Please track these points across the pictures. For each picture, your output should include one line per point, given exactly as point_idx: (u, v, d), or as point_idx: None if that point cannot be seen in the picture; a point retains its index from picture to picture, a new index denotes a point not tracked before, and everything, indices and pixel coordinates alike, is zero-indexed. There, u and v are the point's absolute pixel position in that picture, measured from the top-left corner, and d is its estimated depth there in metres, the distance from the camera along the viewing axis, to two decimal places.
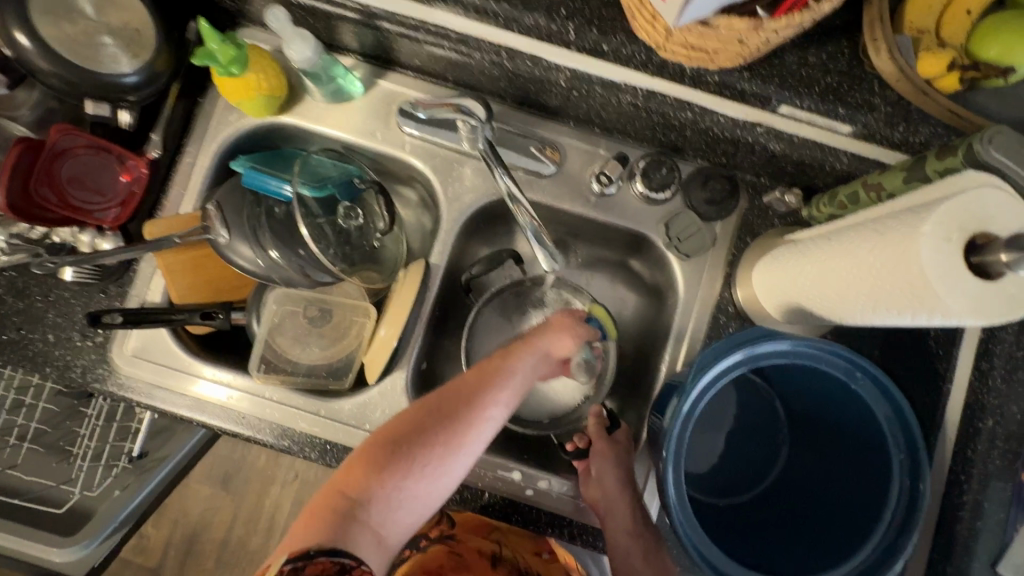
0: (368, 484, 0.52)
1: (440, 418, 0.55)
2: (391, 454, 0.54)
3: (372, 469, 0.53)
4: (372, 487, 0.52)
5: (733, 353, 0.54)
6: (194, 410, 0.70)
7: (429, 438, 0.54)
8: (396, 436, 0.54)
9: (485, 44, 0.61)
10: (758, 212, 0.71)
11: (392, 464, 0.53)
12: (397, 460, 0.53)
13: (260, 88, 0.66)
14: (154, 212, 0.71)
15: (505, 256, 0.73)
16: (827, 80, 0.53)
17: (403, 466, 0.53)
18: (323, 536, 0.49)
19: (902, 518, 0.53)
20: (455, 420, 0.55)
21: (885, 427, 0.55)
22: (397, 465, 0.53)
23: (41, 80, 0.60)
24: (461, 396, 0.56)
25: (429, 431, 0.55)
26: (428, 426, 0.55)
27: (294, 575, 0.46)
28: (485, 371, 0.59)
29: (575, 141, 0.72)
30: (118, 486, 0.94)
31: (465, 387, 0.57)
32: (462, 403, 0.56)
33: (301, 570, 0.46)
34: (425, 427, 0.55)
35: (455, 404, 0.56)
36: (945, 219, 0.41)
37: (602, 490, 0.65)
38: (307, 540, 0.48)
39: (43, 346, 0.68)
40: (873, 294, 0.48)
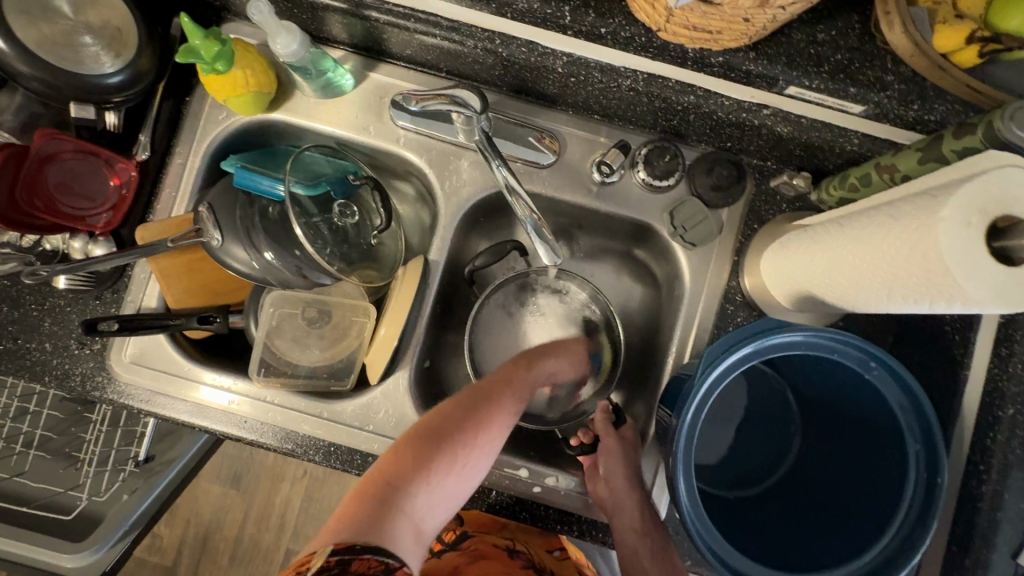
0: (412, 468, 0.47)
1: (479, 408, 0.53)
2: (432, 440, 0.49)
3: (412, 457, 0.48)
4: (415, 474, 0.47)
5: (743, 347, 0.52)
6: (197, 415, 0.69)
7: (469, 429, 0.51)
8: (436, 423, 0.50)
9: (477, 31, 0.59)
10: (766, 197, 0.69)
11: (433, 451, 0.48)
12: (440, 446, 0.49)
13: (247, 85, 0.64)
14: (146, 215, 0.69)
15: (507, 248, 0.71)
16: (838, 57, 0.51)
17: (443, 454, 0.48)
18: (365, 526, 0.43)
19: (918, 512, 0.52)
20: (488, 408, 0.54)
21: (900, 417, 0.53)
22: (439, 452, 0.48)
23: (22, 84, 0.59)
24: (494, 391, 0.55)
25: (468, 418, 0.51)
26: (468, 413, 0.52)
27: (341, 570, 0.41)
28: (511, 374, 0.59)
29: (575, 129, 0.70)
30: (126, 490, 0.94)
31: (497, 384, 0.56)
32: (493, 396, 0.54)
33: (346, 565, 0.41)
34: (467, 414, 0.52)
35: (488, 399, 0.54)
36: (967, 202, 0.39)
37: (609, 487, 0.64)
38: (349, 532, 0.43)
39: (41, 356, 0.67)
40: (888, 282, 0.46)
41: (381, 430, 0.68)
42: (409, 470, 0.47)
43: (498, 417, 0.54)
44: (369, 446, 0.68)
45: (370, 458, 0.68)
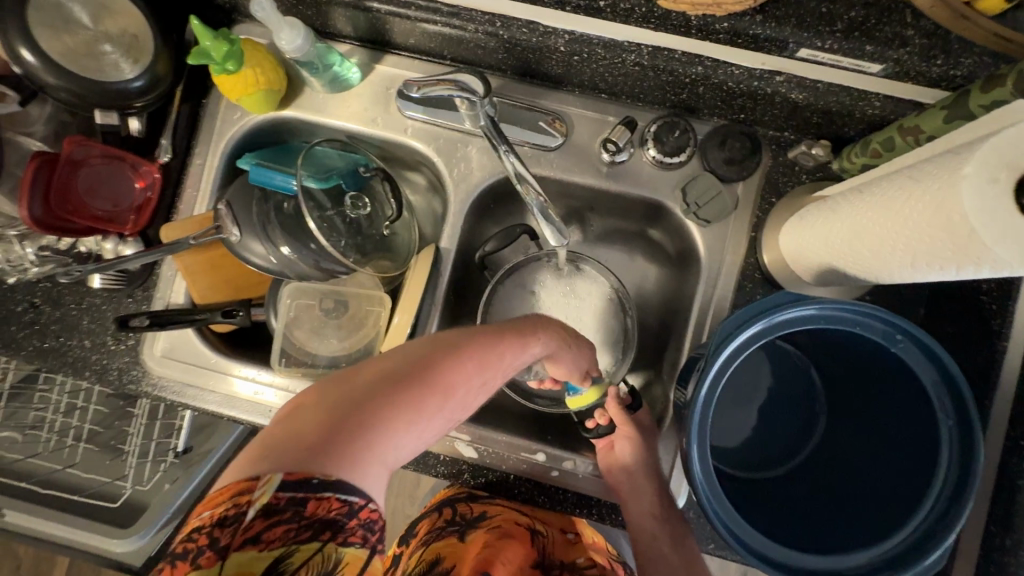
0: (388, 402, 0.39)
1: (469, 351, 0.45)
2: (407, 372, 0.41)
3: (381, 388, 0.40)
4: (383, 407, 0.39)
5: (753, 324, 0.50)
6: (225, 405, 0.72)
7: (458, 369, 0.44)
8: (416, 356, 0.43)
9: (477, 15, 0.58)
10: (784, 169, 0.66)
11: (407, 384, 0.41)
12: (419, 382, 0.41)
13: (258, 83, 0.65)
14: (171, 215, 0.72)
15: (518, 232, 0.70)
16: (852, 14, 0.48)
17: (424, 391, 0.41)
18: (320, 458, 0.36)
19: (950, 493, 0.49)
20: (485, 355, 0.46)
21: (932, 393, 0.50)
22: (419, 387, 0.41)
23: (50, 94, 0.62)
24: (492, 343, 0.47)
25: (456, 357, 0.44)
26: (456, 354, 0.44)
27: (294, 508, 0.36)
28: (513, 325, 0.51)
29: (582, 110, 0.69)
30: (168, 480, 0.98)
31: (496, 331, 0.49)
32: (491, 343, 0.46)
33: (299, 504, 0.36)
34: (451, 349, 0.44)
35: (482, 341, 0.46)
36: (991, 157, 0.36)
37: (626, 480, 0.65)
38: (306, 462, 0.36)
39: (81, 352, 0.71)
40: (911, 249, 0.44)
41: None
42: (377, 403, 0.39)
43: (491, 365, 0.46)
44: None
45: None
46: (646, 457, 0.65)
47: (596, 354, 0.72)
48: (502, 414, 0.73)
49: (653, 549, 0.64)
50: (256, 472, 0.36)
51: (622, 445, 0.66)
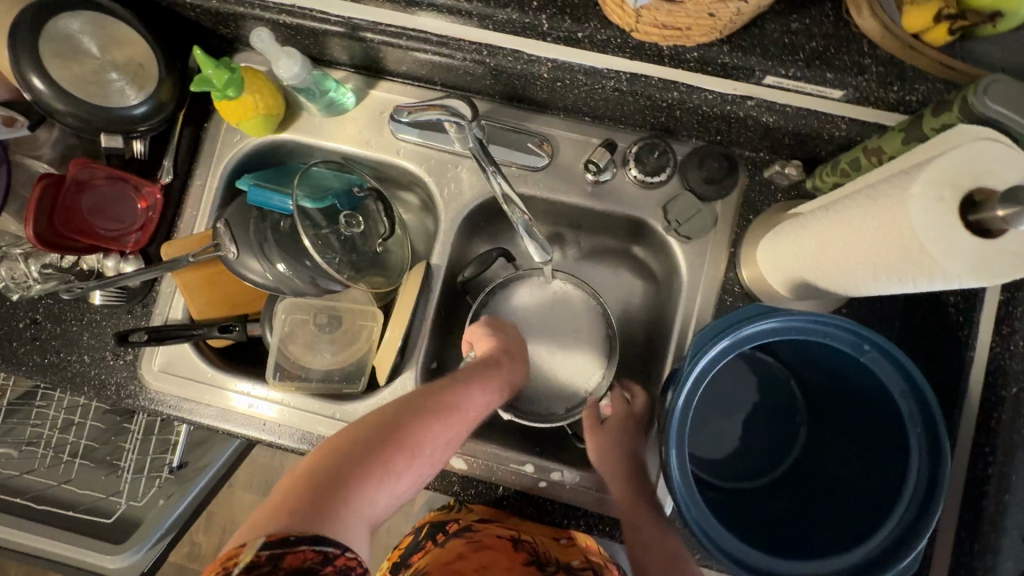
0: (357, 457, 0.49)
1: (436, 407, 0.55)
2: (376, 435, 0.51)
3: (345, 452, 0.49)
4: (361, 471, 0.48)
5: (717, 343, 0.52)
6: (220, 419, 0.73)
7: (432, 424, 0.54)
8: (386, 417, 0.53)
9: (465, 44, 0.62)
10: (760, 188, 0.69)
11: (378, 445, 0.50)
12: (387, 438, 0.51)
13: (258, 108, 0.69)
14: (171, 234, 0.75)
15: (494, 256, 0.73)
16: (813, 45, 0.51)
17: (398, 448, 0.51)
18: (302, 515, 0.44)
19: (920, 500, 0.50)
20: (444, 407, 0.55)
21: (901, 404, 0.51)
22: (395, 446, 0.51)
23: (58, 119, 0.65)
24: (455, 396, 0.57)
25: (420, 411, 0.54)
26: (420, 409, 0.54)
27: (272, 562, 0.41)
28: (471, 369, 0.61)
29: (566, 132, 0.72)
30: (162, 495, 0.99)
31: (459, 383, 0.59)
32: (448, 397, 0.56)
33: (277, 559, 0.41)
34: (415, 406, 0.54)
35: (445, 394, 0.56)
36: (937, 177, 0.39)
37: (615, 474, 0.65)
38: (286, 522, 0.43)
39: (80, 367, 0.73)
40: (872, 263, 0.46)
41: None
42: (347, 460, 0.48)
43: (452, 415, 0.55)
44: None
45: None
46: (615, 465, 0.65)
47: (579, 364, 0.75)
48: (491, 427, 0.75)
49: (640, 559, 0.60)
50: (243, 537, 0.43)
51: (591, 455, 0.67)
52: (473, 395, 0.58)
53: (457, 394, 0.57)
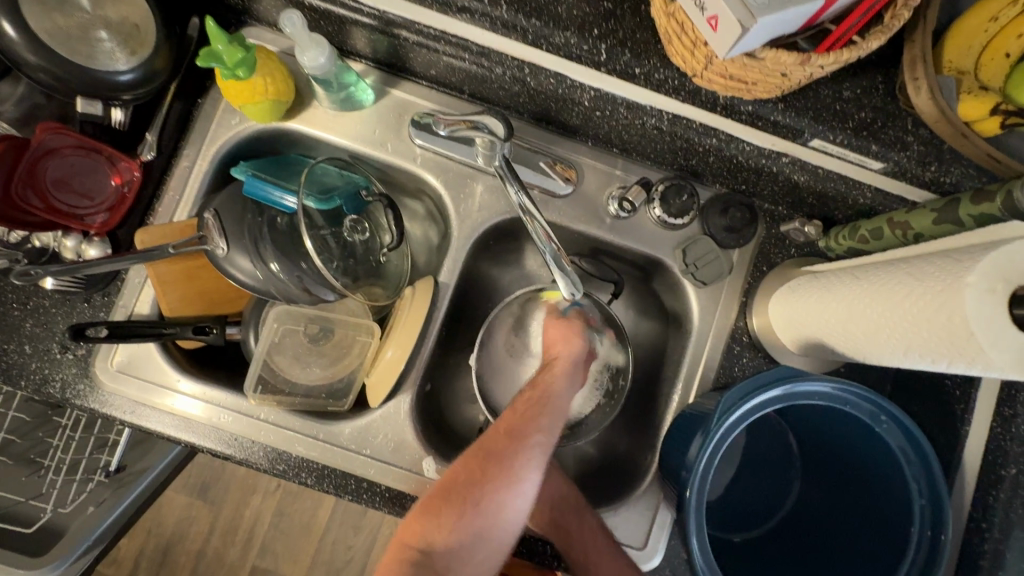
0: (437, 529, 0.49)
1: (481, 467, 0.51)
2: (452, 495, 0.50)
3: (434, 507, 0.50)
4: (445, 531, 0.48)
5: (771, 389, 0.51)
6: (182, 430, 0.65)
7: (479, 488, 0.50)
8: (459, 475, 0.51)
9: (507, 59, 0.57)
10: (776, 242, 0.70)
11: (455, 502, 0.49)
12: (460, 495, 0.50)
13: (266, 93, 0.62)
14: (146, 218, 0.67)
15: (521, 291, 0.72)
16: (861, 115, 0.52)
17: (457, 509, 0.49)
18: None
19: (920, 569, 0.52)
20: (513, 452, 0.52)
21: (908, 472, 0.52)
22: (456, 510, 0.49)
23: (28, 74, 0.56)
24: (505, 451, 0.52)
25: (485, 464, 0.51)
26: (490, 461, 0.51)
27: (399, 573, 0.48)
28: (513, 411, 0.56)
29: (593, 161, 0.70)
30: (92, 502, 0.89)
31: (504, 427, 0.54)
32: (519, 433, 0.53)
33: None
34: (484, 456, 0.52)
35: (492, 444, 0.52)
36: (990, 270, 0.40)
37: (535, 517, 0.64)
38: None
39: (19, 358, 0.63)
40: (907, 340, 0.46)
41: (378, 455, 0.66)
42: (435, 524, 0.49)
43: (517, 454, 0.52)
44: (365, 471, 0.66)
45: (365, 483, 0.66)
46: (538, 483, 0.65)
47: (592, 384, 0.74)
48: None
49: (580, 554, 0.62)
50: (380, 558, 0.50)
51: None
52: (524, 445, 0.52)
53: (525, 425, 0.54)
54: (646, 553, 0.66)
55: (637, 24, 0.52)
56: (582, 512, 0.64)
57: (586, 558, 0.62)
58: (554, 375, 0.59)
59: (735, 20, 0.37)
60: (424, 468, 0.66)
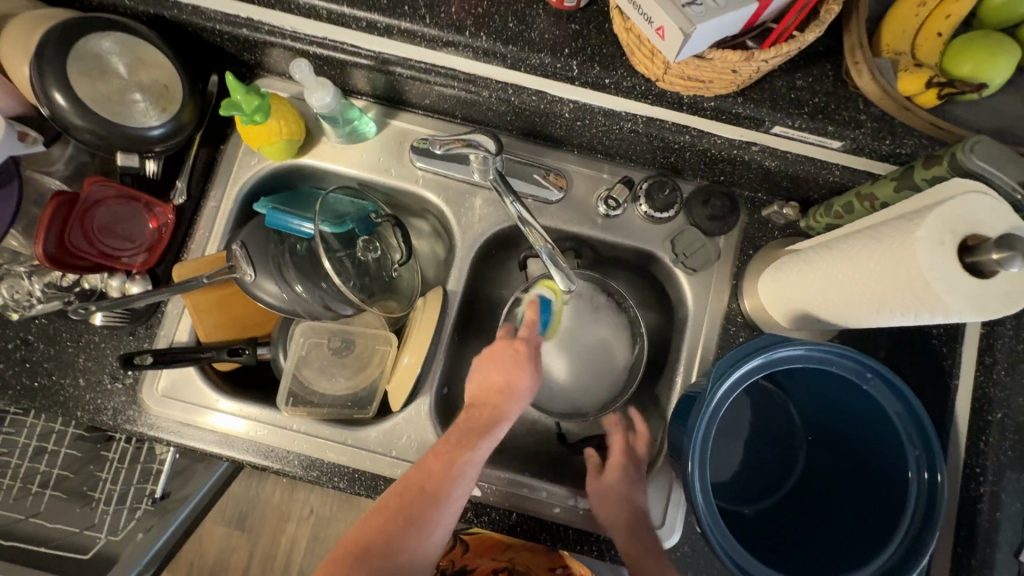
0: None
1: (397, 521, 0.55)
2: (361, 551, 0.54)
3: (343, 565, 0.53)
4: None
5: (753, 358, 0.55)
6: (223, 445, 0.71)
7: (391, 540, 0.54)
8: (370, 531, 0.55)
9: (493, 82, 0.64)
10: (759, 226, 0.74)
11: (365, 559, 0.53)
12: (369, 552, 0.53)
13: (281, 133, 0.69)
14: (180, 255, 0.74)
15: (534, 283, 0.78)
16: (815, 100, 0.57)
17: (370, 572, 0.53)
18: None
19: (922, 517, 0.54)
20: (424, 508, 0.56)
21: (900, 426, 0.56)
22: (361, 569, 0.52)
23: (74, 136, 0.63)
24: (416, 505, 0.56)
25: (397, 518, 0.55)
26: (402, 514, 0.55)
27: None
28: (428, 465, 0.57)
29: (579, 168, 0.76)
30: (141, 529, 0.93)
31: (420, 479, 0.57)
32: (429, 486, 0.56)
33: None
34: (394, 513, 0.55)
35: (404, 505, 0.56)
36: (938, 224, 0.44)
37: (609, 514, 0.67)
38: None
39: (75, 391, 0.70)
40: (877, 298, 0.50)
41: (403, 456, 0.71)
42: None
43: (432, 506, 0.56)
44: (392, 471, 0.70)
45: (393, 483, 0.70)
46: (628, 487, 0.68)
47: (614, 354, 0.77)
48: (502, 452, 0.76)
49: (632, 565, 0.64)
50: None
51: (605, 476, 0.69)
52: (437, 498, 0.56)
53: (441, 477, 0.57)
54: (665, 531, 0.68)
55: (602, 40, 0.59)
56: (648, 525, 0.67)
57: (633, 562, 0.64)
58: (483, 415, 0.60)
59: (678, 29, 0.43)
60: None
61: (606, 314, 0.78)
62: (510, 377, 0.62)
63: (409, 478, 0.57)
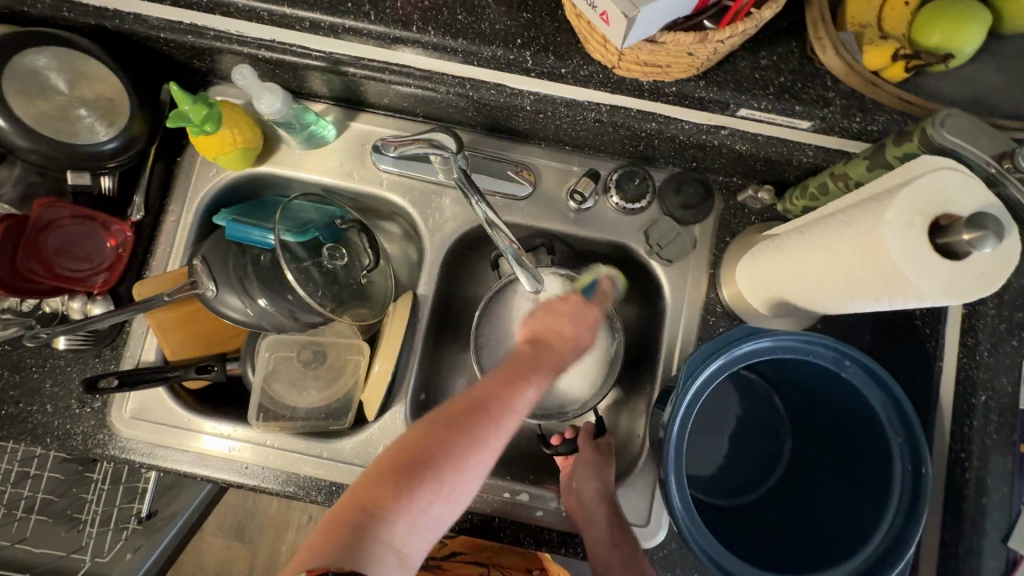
0: (389, 496, 0.47)
1: (457, 439, 0.49)
2: (416, 464, 0.48)
3: (394, 478, 0.47)
4: (403, 501, 0.47)
5: (714, 361, 0.54)
6: (197, 465, 0.69)
7: (449, 457, 0.48)
8: (426, 447, 0.49)
9: (448, 78, 0.61)
10: (734, 212, 0.72)
11: (422, 473, 0.48)
12: (427, 466, 0.48)
13: (235, 142, 0.67)
14: (142, 272, 0.72)
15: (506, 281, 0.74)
16: (781, 80, 0.55)
17: (419, 488, 0.47)
18: (350, 547, 0.45)
19: (907, 507, 0.53)
20: (488, 427, 0.50)
21: (882, 414, 0.54)
22: (417, 480, 0.47)
23: (19, 157, 0.61)
24: (480, 422, 0.50)
25: (459, 434, 0.49)
26: (463, 430, 0.49)
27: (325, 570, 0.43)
28: (495, 383, 0.52)
29: (548, 161, 0.74)
30: (129, 549, 0.94)
31: (485, 394, 0.51)
32: (494, 406, 0.50)
33: None
34: (455, 428, 0.49)
35: (461, 423, 0.49)
36: (907, 205, 0.42)
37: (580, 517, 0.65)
38: (322, 561, 0.43)
39: (42, 417, 0.68)
40: (849, 285, 0.48)
41: None
42: (395, 497, 0.47)
43: (494, 429, 0.50)
44: None
45: None
46: (599, 487, 0.66)
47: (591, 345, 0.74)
48: None
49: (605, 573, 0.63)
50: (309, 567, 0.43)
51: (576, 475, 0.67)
52: (501, 420, 0.50)
53: (505, 399, 0.51)
54: (650, 530, 0.67)
55: (557, 28, 0.56)
56: (625, 527, 0.65)
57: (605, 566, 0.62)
58: (544, 350, 0.55)
59: (621, 14, 0.40)
60: None
61: None
62: (580, 329, 0.58)
63: (473, 394, 0.51)
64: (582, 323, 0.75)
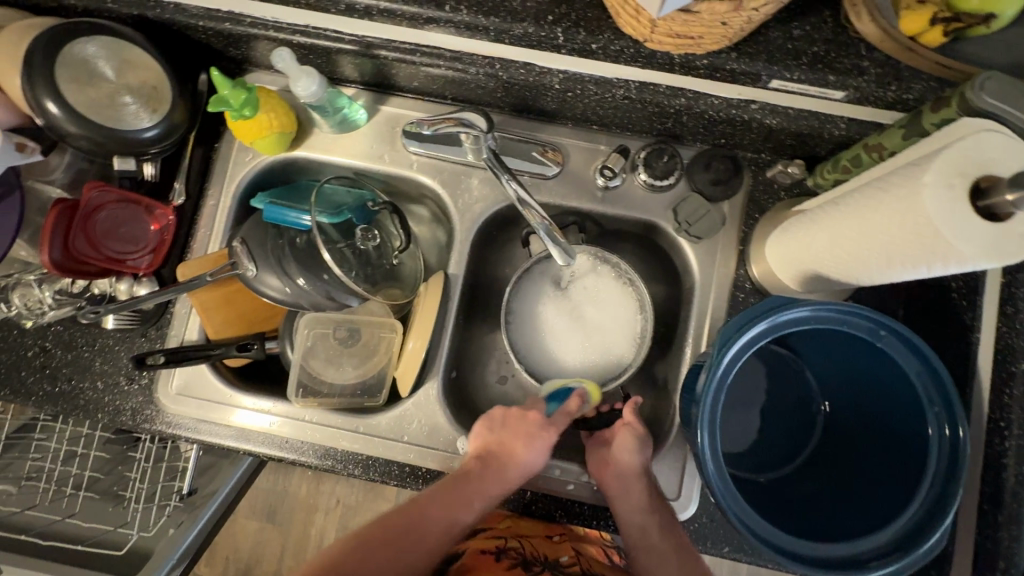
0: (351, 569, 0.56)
1: (404, 524, 0.60)
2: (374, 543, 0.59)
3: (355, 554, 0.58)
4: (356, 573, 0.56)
5: (755, 325, 0.53)
6: (240, 439, 0.72)
7: (399, 540, 0.59)
8: (381, 530, 0.60)
9: (479, 58, 0.62)
10: (763, 187, 0.72)
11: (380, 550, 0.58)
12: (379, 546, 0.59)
13: (273, 126, 0.69)
14: (184, 254, 0.75)
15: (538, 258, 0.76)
16: (814, 50, 0.55)
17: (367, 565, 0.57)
18: None
19: (945, 474, 0.52)
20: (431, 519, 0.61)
21: (919, 383, 0.54)
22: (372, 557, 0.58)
23: (71, 143, 0.64)
24: (424, 513, 0.61)
25: (405, 522, 0.60)
26: (412, 519, 0.61)
27: None
28: (451, 482, 0.63)
29: (576, 141, 0.75)
30: (172, 524, 0.95)
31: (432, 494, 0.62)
32: (436, 504, 0.61)
33: None
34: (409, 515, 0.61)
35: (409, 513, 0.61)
36: (947, 166, 0.42)
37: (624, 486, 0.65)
38: None
39: (93, 394, 0.72)
40: (886, 253, 0.48)
41: (416, 440, 0.71)
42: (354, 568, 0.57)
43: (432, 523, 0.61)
44: (405, 456, 0.71)
45: (407, 468, 0.71)
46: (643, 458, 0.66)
47: (618, 324, 0.76)
48: None
49: (643, 541, 0.63)
50: None
51: (623, 443, 0.66)
52: (443, 514, 0.61)
53: (450, 497, 0.62)
54: (682, 502, 0.68)
55: (587, 4, 0.57)
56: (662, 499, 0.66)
57: (642, 536, 0.63)
58: (499, 464, 0.64)
59: None
60: (459, 447, 0.70)
61: (605, 285, 0.77)
62: (530, 446, 0.65)
63: (428, 492, 0.63)
64: (610, 302, 0.77)
